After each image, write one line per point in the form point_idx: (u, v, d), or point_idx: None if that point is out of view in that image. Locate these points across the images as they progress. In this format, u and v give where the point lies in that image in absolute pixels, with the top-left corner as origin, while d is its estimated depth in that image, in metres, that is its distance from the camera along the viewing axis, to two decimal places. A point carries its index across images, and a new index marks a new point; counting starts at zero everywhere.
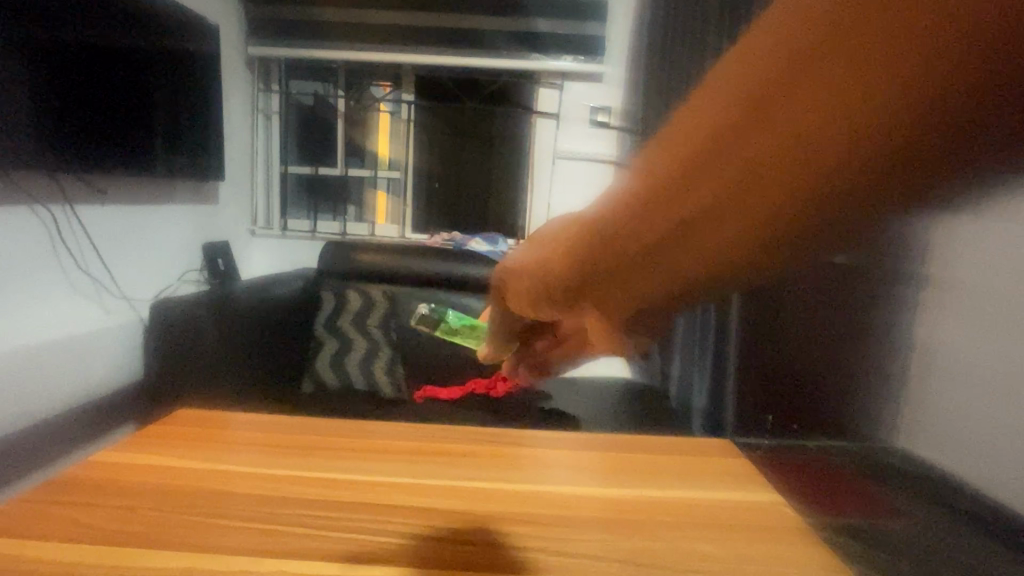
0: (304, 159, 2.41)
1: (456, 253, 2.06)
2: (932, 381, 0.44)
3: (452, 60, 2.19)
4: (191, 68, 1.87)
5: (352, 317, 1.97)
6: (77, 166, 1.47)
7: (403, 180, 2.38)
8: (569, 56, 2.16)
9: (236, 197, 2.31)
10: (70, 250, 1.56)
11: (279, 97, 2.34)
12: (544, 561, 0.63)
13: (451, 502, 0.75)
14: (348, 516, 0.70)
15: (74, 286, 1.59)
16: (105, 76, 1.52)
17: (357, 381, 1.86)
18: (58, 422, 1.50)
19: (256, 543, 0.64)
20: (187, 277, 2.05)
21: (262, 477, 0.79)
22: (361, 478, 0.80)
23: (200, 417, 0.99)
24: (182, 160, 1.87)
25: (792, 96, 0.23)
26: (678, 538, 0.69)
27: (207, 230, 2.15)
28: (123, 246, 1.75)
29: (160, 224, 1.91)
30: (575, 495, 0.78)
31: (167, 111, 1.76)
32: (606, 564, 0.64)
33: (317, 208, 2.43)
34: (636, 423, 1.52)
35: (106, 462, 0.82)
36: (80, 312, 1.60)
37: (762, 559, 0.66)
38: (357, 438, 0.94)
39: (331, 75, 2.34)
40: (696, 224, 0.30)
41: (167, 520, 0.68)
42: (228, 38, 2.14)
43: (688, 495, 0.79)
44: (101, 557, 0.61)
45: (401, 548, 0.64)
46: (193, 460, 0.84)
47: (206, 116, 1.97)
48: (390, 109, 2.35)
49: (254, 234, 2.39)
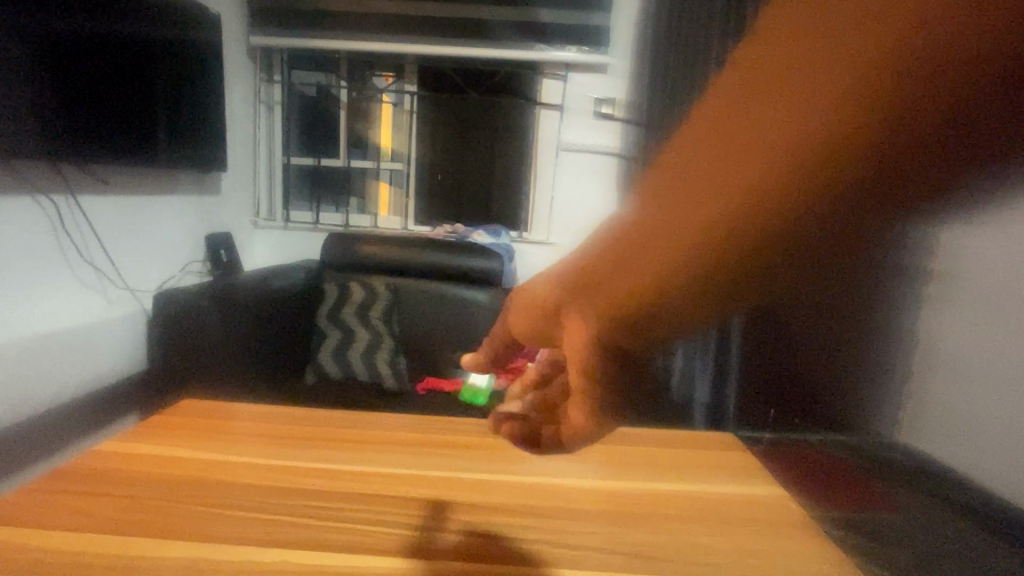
0: (307, 150, 2.39)
1: (456, 244, 2.03)
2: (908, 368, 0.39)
3: (454, 50, 2.15)
4: (192, 57, 1.85)
5: (356, 307, 1.96)
6: (81, 154, 1.46)
7: (406, 172, 2.36)
8: (574, 47, 2.12)
9: (237, 188, 2.28)
10: (75, 241, 1.56)
11: (281, 87, 2.33)
12: (549, 553, 0.64)
13: (456, 494, 0.75)
14: (354, 508, 0.71)
15: (81, 278, 1.58)
16: (105, 64, 1.50)
17: (361, 373, 1.87)
18: (59, 412, 1.49)
19: (263, 534, 0.65)
20: (190, 268, 2.04)
21: (266, 468, 0.80)
22: (365, 468, 0.81)
23: (203, 407, 1.00)
24: (184, 151, 1.85)
25: (744, 144, 0.37)
26: (682, 531, 0.69)
27: (209, 222, 2.13)
28: (126, 238, 1.75)
29: (163, 215, 1.90)
30: (578, 488, 0.78)
31: (169, 102, 1.74)
32: (609, 556, 0.64)
33: (320, 199, 2.42)
34: None
35: (109, 452, 0.83)
36: (87, 305, 1.60)
37: (766, 552, 0.66)
38: (361, 430, 0.94)
39: (334, 64, 2.31)
40: (664, 247, 0.42)
41: (171, 509, 0.69)
42: (229, 27, 2.12)
43: (691, 488, 0.79)
44: (108, 546, 0.62)
45: (405, 540, 0.64)
46: (196, 450, 0.84)
47: (207, 105, 1.95)
48: (393, 100, 2.32)
49: (257, 226, 2.37)
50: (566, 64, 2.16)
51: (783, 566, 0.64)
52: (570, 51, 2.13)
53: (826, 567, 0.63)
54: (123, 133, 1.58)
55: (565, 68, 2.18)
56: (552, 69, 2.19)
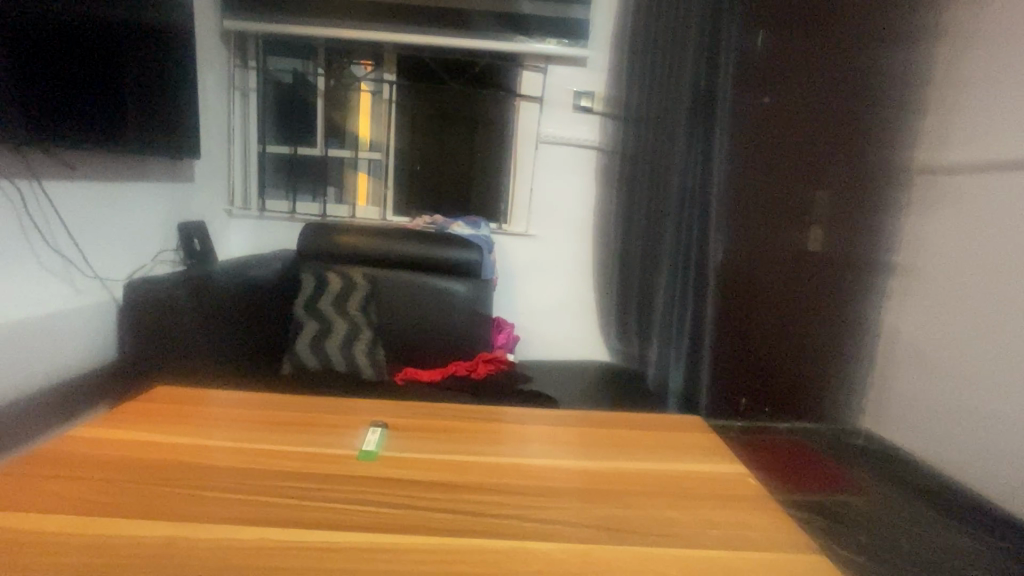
0: (283, 138, 2.31)
1: (437, 236, 2.00)
2: (913, 354, 1.91)
3: (436, 40, 2.09)
4: (168, 42, 1.74)
5: (334, 298, 1.93)
6: (39, 143, 1.31)
7: (385, 162, 2.29)
8: (555, 40, 2.08)
9: (213, 177, 2.18)
10: (41, 230, 1.43)
11: (257, 74, 2.23)
12: (519, 527, 0.66)
13: (431, 474, 0.77)
14: (333, 488, 0.72)
15: (45, 265, 1.45)
16: (73, 46, 1.37)
17: (339, 362, 1.87)
18: (26, 404, 1.40)
19: (238, 514, 0.66)
20: (162, 258, 1.92)
21: (242, 451, 0.81)
22: (342, 451, 0.82)
23: (177, 395, 1.00)
24: (158, 139, 1.73)
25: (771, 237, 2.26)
26: (650, 506, 0.73)
27: (183, 209, 2.01)
28: (97, 225, 1.63)
29: (134, 204, 1.77)
30: (552, 467, 0.81)
31: (140, 90, 1.62)
32: (580, 529, 0.67)
33: (296, 188, 2.33)
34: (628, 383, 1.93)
35: (82, 436, 0.82)
36: (52, 293, 1.48)
37: (725, 523, 0.70)
38: (337, 414, 0.95)
39: (311, 51, 2.23)
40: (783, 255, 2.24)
41: (148, 491, 0.69)
42: (201, 11, 2.00)
43: (659, 466, 0.83)
44: (82, 528, 0.62)
45: (383, 517, 0.66)
46: (173, 434, 0.84)
47: (179, 93, 1.81)
48: (371, 89, 2.25)
49: (231, 215, 2.26)
50: (547, 57, 2.13)
51: (743, 535, 0.68)
52: (551, 44, 2.09)
53: (780, 538, 0.68)
54: (98, 122, 1.47)
55: (545, 61, 2.15)
56: (532, 61, 2.15)
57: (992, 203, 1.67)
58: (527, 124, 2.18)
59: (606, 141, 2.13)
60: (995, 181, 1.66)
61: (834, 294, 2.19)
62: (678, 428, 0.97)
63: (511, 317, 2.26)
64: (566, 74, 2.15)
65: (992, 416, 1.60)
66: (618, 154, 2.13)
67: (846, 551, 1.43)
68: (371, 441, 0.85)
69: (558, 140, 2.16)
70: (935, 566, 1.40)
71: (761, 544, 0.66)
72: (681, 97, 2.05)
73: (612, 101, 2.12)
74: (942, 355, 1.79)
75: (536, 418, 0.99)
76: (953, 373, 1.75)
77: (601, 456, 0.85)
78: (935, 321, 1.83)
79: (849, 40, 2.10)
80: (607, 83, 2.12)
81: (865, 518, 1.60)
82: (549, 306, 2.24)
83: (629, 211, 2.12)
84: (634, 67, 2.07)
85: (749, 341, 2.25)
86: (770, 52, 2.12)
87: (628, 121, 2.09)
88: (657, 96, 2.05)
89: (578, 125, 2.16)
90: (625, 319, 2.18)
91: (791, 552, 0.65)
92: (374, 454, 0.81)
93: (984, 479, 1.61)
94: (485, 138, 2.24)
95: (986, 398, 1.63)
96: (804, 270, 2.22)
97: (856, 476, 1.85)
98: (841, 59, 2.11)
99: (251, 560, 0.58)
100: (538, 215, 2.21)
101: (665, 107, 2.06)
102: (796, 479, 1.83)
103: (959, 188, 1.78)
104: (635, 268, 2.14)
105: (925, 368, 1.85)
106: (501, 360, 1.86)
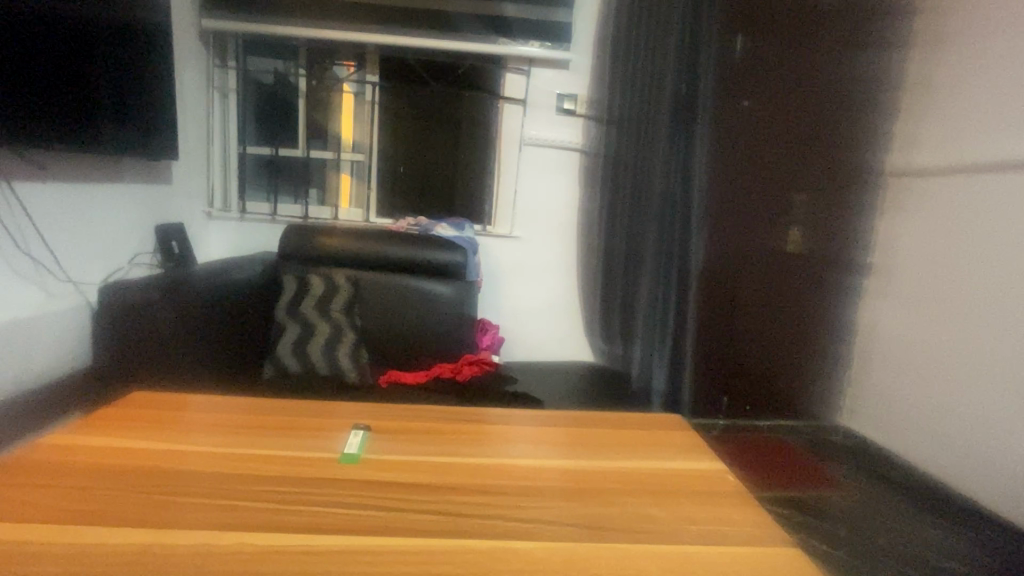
0: (264, 140, 2.27)
1: (422, 237, 1.99)
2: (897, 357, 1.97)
3: (419, 43, 2.08)
4: (145, 41, 1.71)
5: (317, 300, 1.89)
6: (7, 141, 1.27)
7: (368, 163, 2.28)
8: (537, 42, 2.09)
9: (190, 178, 2.14)
10: (12, 234, 1.39)
11: (237, 74, 2.19)
12: (501, 526, 0.67)
13: (413, 476, 0.77)
14: (315, 492, 0.72)
15: (15, 269, 1.40)
16: (46, 45, 1.34)
17: (322, 366, 1.82)
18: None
19: (215, 519, 0.65)
20: (139, 261, 1.87)
21: (221, 455, 0.79)
22: (322, 455, 0.82)
23: (156, 400, 0.98)
24: (133, 141, 1.69)
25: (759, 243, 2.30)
26: (630, 503, 0.74)
27: (159, 210, 1.97)
28: (67, 228, 1.57)
29: (107, 206, 1.72)
30: (534, 467, 0.81)
31: (116, 91, 1.58)
32: (561, 528, 0.67)
33: (277, 189, 2.30)
34: (612, 381, 1.95)
35: (54, 444, 0.80)
36: (24, 297, 1.43)
37: (704, 519, 0.71)
38: (319, 418, 0.94)
39: (293, 51, 2.20)
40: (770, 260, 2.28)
41: (122, 498, 0.68)
42: (179, 11, 1.96)
43: (639, 465, 0.84)
44: (55, 535, 0.61)
45: (365, 519, 0.66)
46: (149, 440, 0.83)
47: (157, 92, 1.78)
48: (354, 90, 2.22)
49: (211, 217, 2.22)
50: (529, 59, 2.13)
51: (719, 530, 0.69)
52: (534, 47, 2.10)
53: (755, 532, 0.69)
54: (72, 123, 1.44)
55: (528, 63, 2.15)
56: (516, 64, 2.16)
57: (973, 205, 1.74)
58: (510, 125, 2.18)
59: (590, 143, 2.14)
60: (982, 183, 1.71)
61: (812, 294, 2.25)
62: (657, 427, 0.98)
63: (497, 319, 2.26)
64: (548, 76, 2.16)
65: (982, 413, 1.65)
66: (601, 155, 2.14)
67: (828, 546, 1.46)
68: (353, 445, 0.84)
69: (541, 142, 2.17)
70: (909, 558, 1.43)
71: (736, 539, 0.68)
72: (664, 100, 2.07)
73: (594, 103, 2.14)
74: (929, 353, 1.83)
75: (519, 418, 0.99)
76: (937, 372, 1.81)
77: (583, 456, 0.86)
78: (919, 321, 1.89)
79: (826, 44, 2.14)
80: (589, 85, 2.14)
81: (846, 513, 1.63)
82: (535, 308, 2.25)
83: (612, 211, 2.13)
84: (618, 70, 2.09)
85: (732, 340, 2.26)
86: (750, 54, 2.11)
87: (613, 126, 2.10)
88: (641, 99, 2.08)
89: (562, 127, 2.17)
90: (608, 320, 2.19)
91: (764, 547, 0.66)
92: (357, 457, 0.81)
93: (974, 475, 1.67)
94: (468, 139, 2.24)
95: (973, 393, 1.67)
96: (790, 271, 2.24)
97: (834, 471, 1.89)
98: (818, 63, 2.15)
99: (230, 565, 0.57)
100: (522, 218, 2.21)
101: (647, 108, 2.08)
102: (776, 475, 1.86)
103: (946, 189, 1.83)
104: (618, 268, 2.15)
105: (910, 367, 1.90)
106: (485, 362, 1.86)
